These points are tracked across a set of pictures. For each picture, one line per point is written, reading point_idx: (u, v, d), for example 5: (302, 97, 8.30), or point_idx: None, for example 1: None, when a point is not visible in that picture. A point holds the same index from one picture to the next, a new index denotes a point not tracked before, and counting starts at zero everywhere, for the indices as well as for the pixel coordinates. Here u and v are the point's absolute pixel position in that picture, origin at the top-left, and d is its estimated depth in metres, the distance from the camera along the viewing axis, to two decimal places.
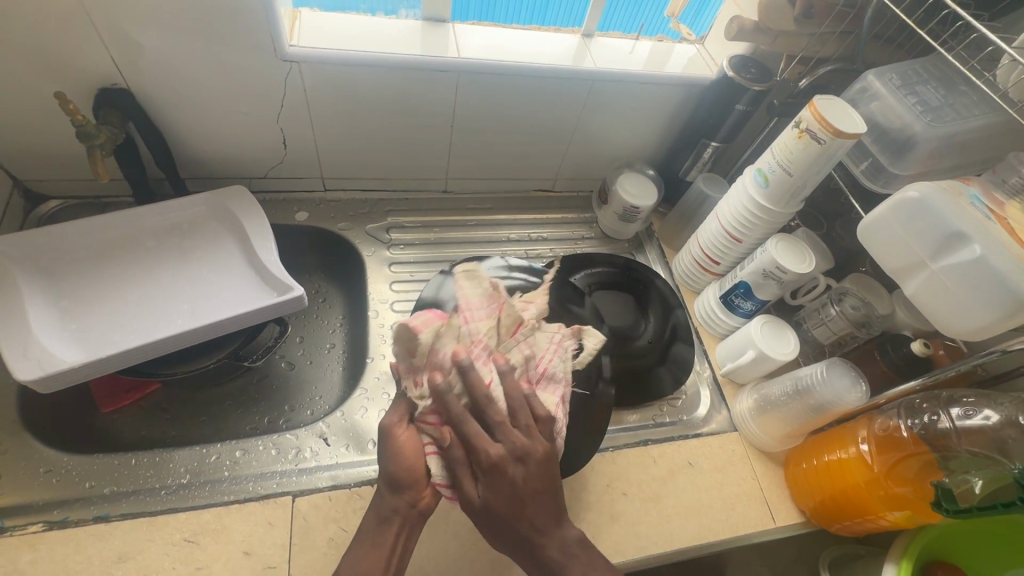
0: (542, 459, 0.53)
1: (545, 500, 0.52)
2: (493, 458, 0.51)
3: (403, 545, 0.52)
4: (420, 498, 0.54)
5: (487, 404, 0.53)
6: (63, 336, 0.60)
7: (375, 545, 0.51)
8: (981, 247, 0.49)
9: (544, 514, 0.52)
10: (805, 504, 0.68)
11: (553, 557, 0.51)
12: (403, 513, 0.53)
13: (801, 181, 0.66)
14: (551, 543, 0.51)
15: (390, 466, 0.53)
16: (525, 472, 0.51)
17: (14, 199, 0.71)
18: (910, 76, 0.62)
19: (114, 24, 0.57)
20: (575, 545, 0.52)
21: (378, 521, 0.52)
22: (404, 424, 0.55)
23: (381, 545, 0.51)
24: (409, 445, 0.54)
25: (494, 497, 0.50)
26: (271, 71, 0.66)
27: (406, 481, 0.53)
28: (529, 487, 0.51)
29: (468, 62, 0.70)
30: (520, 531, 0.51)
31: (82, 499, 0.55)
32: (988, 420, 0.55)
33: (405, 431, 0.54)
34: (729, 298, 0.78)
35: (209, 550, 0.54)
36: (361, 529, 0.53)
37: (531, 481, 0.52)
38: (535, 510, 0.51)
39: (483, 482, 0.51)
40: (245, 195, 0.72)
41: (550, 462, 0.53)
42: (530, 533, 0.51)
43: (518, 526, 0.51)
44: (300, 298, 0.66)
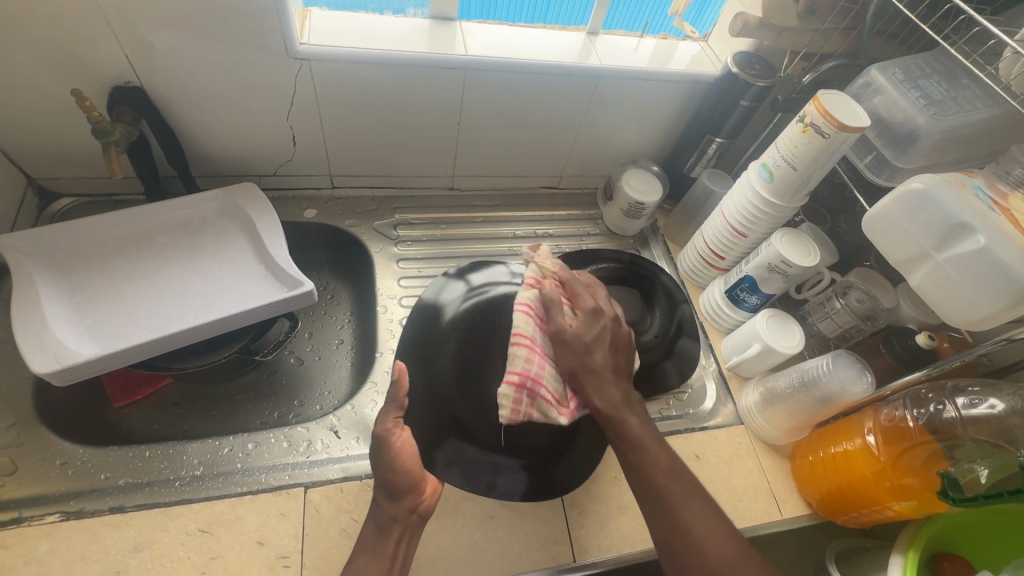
0: (619, 335, 0.62)
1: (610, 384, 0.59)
2: (569, 328, 0.60)
3: (404, 547, 0.54)
4: (419, 503, 0.57)
5: (581, 301, 0.62)
6: (78, 331, 0.61)
7: (376, 549, 0.53)
8: (986, 238, 0.50)
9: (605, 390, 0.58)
10: (811, 496, 0.68)
11: (631, 440, 0.56)
12: (403, 520, 0.55)
13: (806, 174, 0.66)
14: (627, 416, 0.57)
15: (385, 474, 0.55)
16: (609, 353, 0.60)
17: (28, 197, 0.72)
18: (914, 70, 0.62)
19: (128, 22, 0.58)
20: (640, 435, 0.56)
21: (377, 530, 0.54)
22: (398, 428, 0.56)
23: (383, 548, 0.53)
24: (404, 448, 0.57)
25: (575, 337, 0.59)
26: (282, 69, 0.67)
27: (404, 489, 0.55)
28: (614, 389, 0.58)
29: (474, 59, 0.71)
30: (589, 386, 0.58)
31: (97, 490, 0.56)
32: (993, 409, 0.55)
33: (398, 436, 0.56)
34: (734, 292, 0.79)
35: (223, 540, 0.54)
36: (368, 531, 0.54)
37: (608, 360, 0.60)
38: (602, 379, 0.59)
39: (582, 319, 0.61)
40: (255, 192, 0.73)
41: (619, 342, 0.62)
42: (596, 379, 0.58)
43: (595, 376, 0.58)
44: (310, 292, 0.67)
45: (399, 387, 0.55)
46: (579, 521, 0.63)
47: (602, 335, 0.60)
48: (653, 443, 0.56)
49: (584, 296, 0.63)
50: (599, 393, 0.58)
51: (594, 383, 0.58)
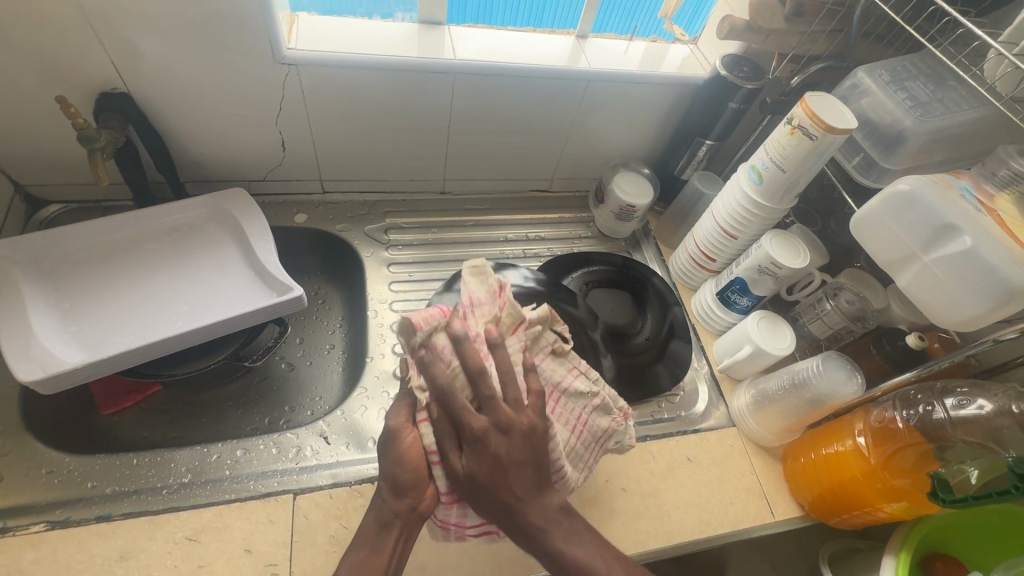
0: (528, 439, 0.49)
1: (526, 473, 0.48)
2: (463, 471, 0.48)
3: (402, 546, 0.50)
4: (421, 501, 0.51)
5: (480, 377, 0.49)
6: (65, 338, 0.61)
7: (373, 550, 0.48)
8: (972, 240, 0.50)
9: (524, 484, 0.48)
10: (803, 498, 0.68)
11: (540, 526, 0.48)
12: (404, 518, 0.50)
13: (794, 176, 0.67)
14: (530, 510, 0.48)
15: (389, 469, 0.50)
16: (512, 447, 0.48)
17: (16, 204, 0.72)
18: (900, 72, 0.63)
19: (114, 28, 0.58)
20: (557, 512, 0.49)
21: (377, 525, 0.50)
22: (409, 426, 0.51)
23: (381, 549, 0.48)
24: (416, 443, 0.50)
25: (472, 481, 0.48)
26: (270, 74, 0.67)
27: (407, 485, 0.50)
28: (516, 459, 0.48)
29: (463, 63, 0.71)
30: (507, 517, 0.48)
31: (84, 499, 0.56)
32: (982, 409, 0.55)
33: (410, 433, 0.50)
34: (726, 294, 0.79)
35: (210, 549, 0.54)
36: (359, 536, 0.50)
37: (516, 459, 0.48)
38: (512, 475, 0.48)
39: (467, 455, 0.48)
40: (244, 197, 0.73)
41: (536, 438, 0.49)
42: (516, 503, 0.48)
43: (503, 501, 0.48)
44: (299, 298, 0.66)
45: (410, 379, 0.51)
46: None
47: (497, 440, 0.48)
48: (560, 533, 0.49)
49: (489, 400, 0.48)
50: (519, 525, 0.48)
51: (518, 508, 0.48)
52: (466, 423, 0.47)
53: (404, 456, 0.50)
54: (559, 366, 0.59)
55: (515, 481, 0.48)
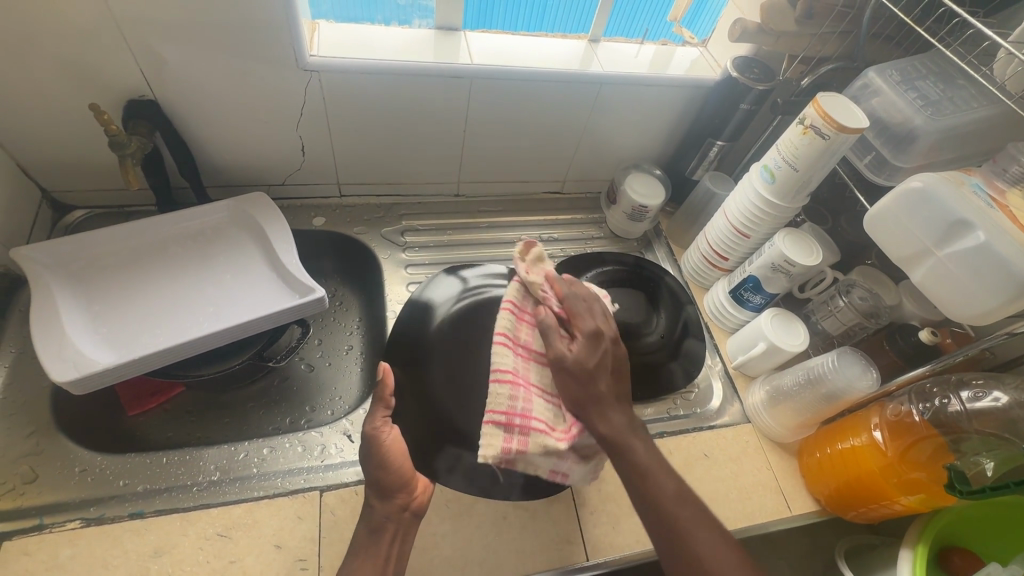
0: (620, 357, 0.59)
1: (603, 383, 0.56)
2: (570, 363, 0.56)
3: (398, 545, 0.55)
4: (411, 500, 0.58)
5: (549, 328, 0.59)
6: (95, 340, 0.62)
7: (369, 548, 0.53)
8: (986, 234, 0.51)
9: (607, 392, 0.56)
10: (819, 492, 0.69)
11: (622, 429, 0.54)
12: (396, 519, 0.56)
13: (806, 175, 0.68)
14: (615, 412, 0.55)
15: (375, 473, 0.56)
16: (616, 380, 0.57)
17: (43, 210, 0.73)
18: (910, 72, 0.64)
19: (144, 37, 0.60)
20: (626, 427, 0.55)
21: (369, 529, 0.54)
22: (386, 426, 0.58)
23: (375, 548, 0.53)
24: (394, 444, 0.58)
25: (579, 368, 0.56)
26: (292, 80, 0.68)
27: (394, 486, 0.56)
28: (617, 389, 0.57)
29: (479, 68, 0.73)
30: (590, 403, 0.55)
31: (117, 496, 0.57)
32: (997, 401, 0.57)
33: (388, 434, 0.58)
34: (739, 292, 0.80)
35: (241, 544, 0.55)
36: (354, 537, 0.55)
37: (609, 378, 0.57)
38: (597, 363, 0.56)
39: (580, 344, 0.57)
40: (266, 201, 0.74)
41: (603, 342, 0.58)
42: (603, 396, 0.55)
43: (599, 392, 0.55)
44: (321, 299, 0.68)
45: (384, 388, 0.57)
46: (592, 520, 0.63)
47: (586, 358, 0.57)
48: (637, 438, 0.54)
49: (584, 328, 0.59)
50: (606, 420, 0.55)
51: (608, 405, 0.55)
52: (557, 350, 0.57)
53: (387, 461, 0.56)
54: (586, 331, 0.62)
55: (615, 420, 0.55)
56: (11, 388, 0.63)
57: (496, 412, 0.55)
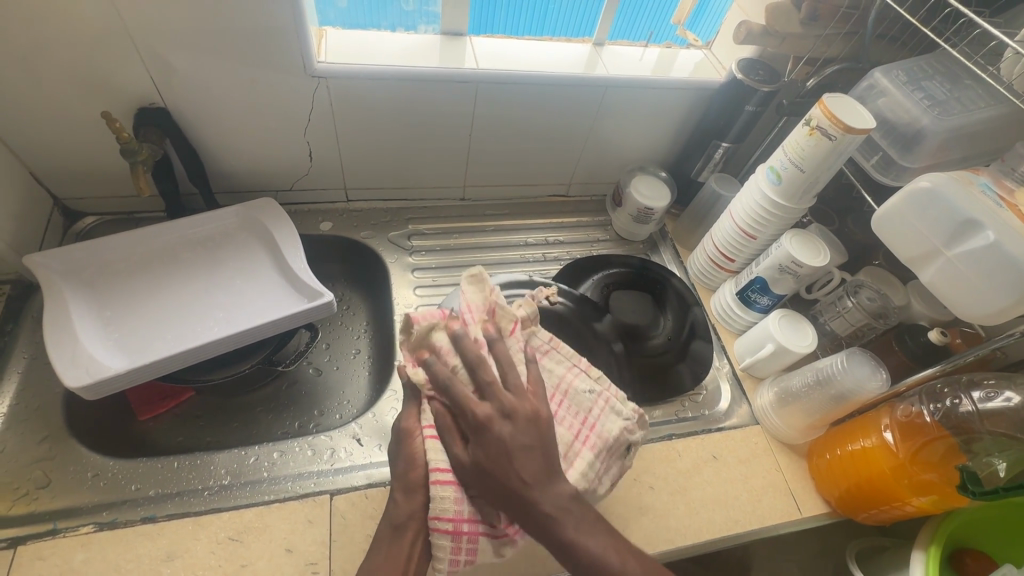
0: (531, 429, 0.49)
1: (533, 458, 0.48)
2: (467, 461, 0.48)
3: (420, 549, 0.50)
4: (438, 499, 0.51)
5: (465, 405, 0.49)
6: (107, 345, 0.63)
7: (393, 552, 0.49)
8: (996, 234, 0.51)
9: (532, 468, 0.47)
10: (830, 494, 0.69)
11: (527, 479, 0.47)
12: (419, 518, 0.50)
13: (813, 177, 0.68)
14: (540, 496, 0.47)
15: (403, 468, 0.51)
16: (512, 430, 0.48)
17: (55, 217, 0.74)
18: (916, 72, 0.64)
19: (156, 46, 0.61)
20: (568, 501, 0.48)
21: (393, 526, 0.50)
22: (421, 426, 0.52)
23: (398, 553, 0.49)
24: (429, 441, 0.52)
25: (488, 452, 0.47)
26: (300, 86, 0.69)
27: (422, 484, 0.51)
28: (517, 440, 0.48)
29: (485, 72, 0.73)
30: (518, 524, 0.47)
31: (128, 501, 0.57)
32: (1009, 401, 0.56)
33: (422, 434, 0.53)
34: (746, 294, 0.80)
35: (252, 548, 0.55)
36: (377, 536, 0.51)
37: (518, 442, 0.48)
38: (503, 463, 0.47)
39: (472, 445, 0.48)
40: (275, 207, 0.75)
41: (541, 425, 0.50)
42: (519, 489, 0.47)
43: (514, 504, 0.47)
44: (330, 303, 0.68)
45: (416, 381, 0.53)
46: None
47: (512, 459, 0.47)
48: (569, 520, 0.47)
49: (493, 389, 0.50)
50: (529, 517, 0.47)
51: (512, 488, 0.47)
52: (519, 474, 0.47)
53: (416, 456, 0.51)
54: (554, 366, 0.59)
55: (523, 497, 0.47)
56: (24, 394, 0.63)
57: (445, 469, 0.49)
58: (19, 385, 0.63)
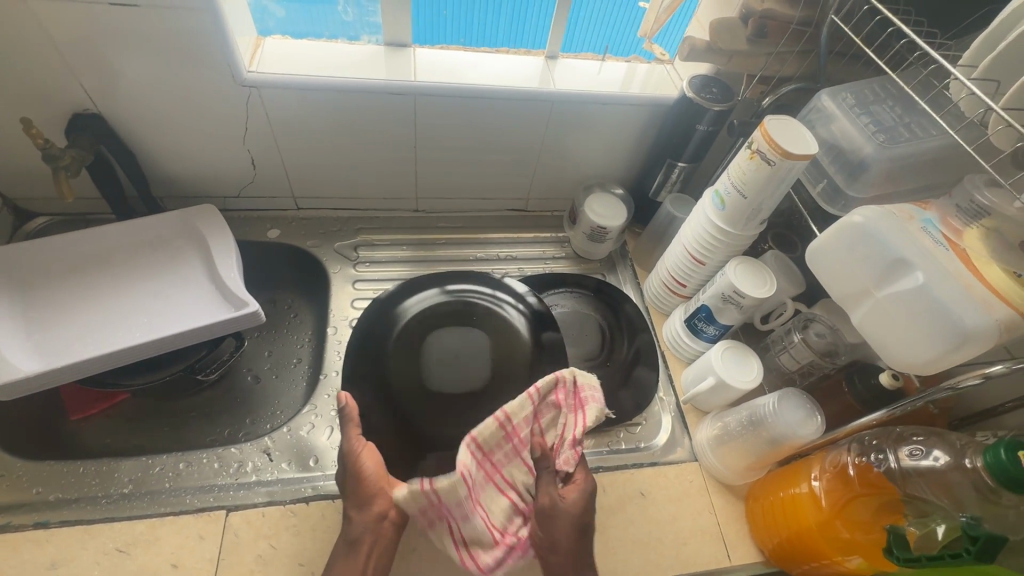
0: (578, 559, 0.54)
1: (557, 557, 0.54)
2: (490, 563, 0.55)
3: (374, 561, 0.55)
4: (390, 510, 0.57)
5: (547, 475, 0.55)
6: (26, 347, 0.64)
7: (345, 566, 0.53)
8: (924, 276, 0.47)
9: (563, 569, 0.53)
10: (764, 544, 0.65)
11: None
12: (373, 530, 0.56)
13: (756, 203, 0.64)
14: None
15: (350, 484, 0.56)
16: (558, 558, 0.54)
17: (3, 216, 0.76)
18: (866, 95, 0.59)
19: (84, 53, 0.61)
20: None
21: (346, 541, 0.55)
22: (360, 441, 0.57)
23: (351, 566, 0.54)
24: (371, 456, 0.57)
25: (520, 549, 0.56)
26: (232, 94, 0.68)
27: (367, 497, 0.56)
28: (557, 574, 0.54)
29: (423, 84, 0.72)
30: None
31: (27, 504, 0.58)
32: (937, 461, 0.50)
33: (364, 449, 0.57)
34: (693, 322, 0.76)
35: (138, 561, 0.55)
36: (333, 552, 0.55)
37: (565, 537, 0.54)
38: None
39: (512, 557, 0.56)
40: (212, 214, 0.75)
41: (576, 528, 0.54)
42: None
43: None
44: (255, 314, 0.68)
45: (348, 409, 0.56)
46: None
47: (544, 559, 0.54)
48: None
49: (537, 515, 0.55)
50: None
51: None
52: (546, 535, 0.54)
53: (363, 474, 0.56)
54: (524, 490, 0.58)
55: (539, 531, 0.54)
56: None
57: (431, 492, 0.54)
58: None
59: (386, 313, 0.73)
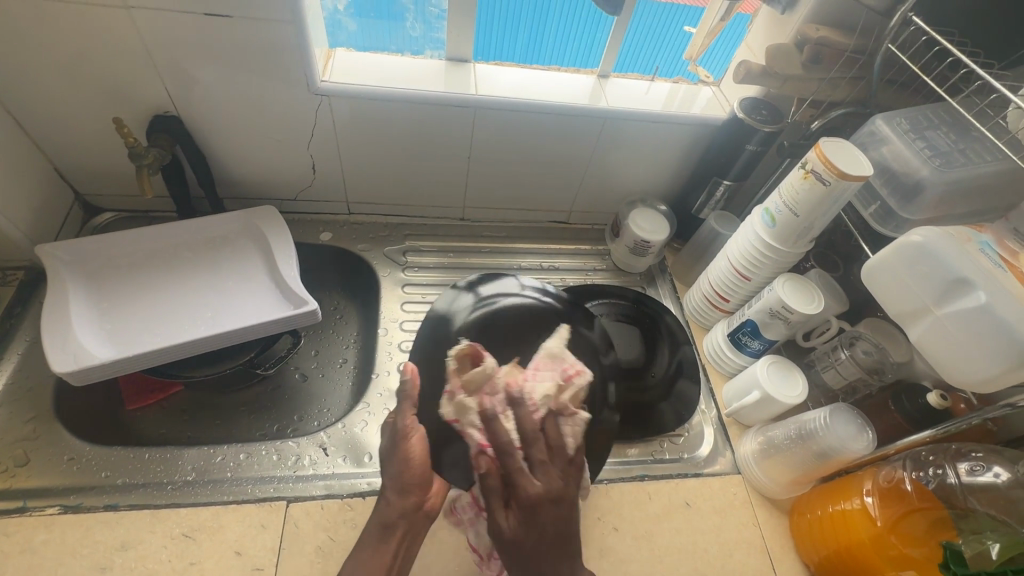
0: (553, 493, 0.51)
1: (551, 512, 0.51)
2: (527, 496, 0.51)
3: (405, 552, 0.55)
4: (426, 501, 0.58)
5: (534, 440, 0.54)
6: (97, 335, 0.66)
7: (376, 553, 0.53)
8: (987, 296, 0.48)
9: (539, 535, 0.51)
10: (810, 558, 0.65)
11: (569, 528, 0.52)
12: (409, 517, 0.56)
13: (808, 221, 0.65)
14: (550, 511, 0.51)
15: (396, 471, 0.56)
16: (547, 481, 0.52)
17: (74, 210, 0.80)
18: (920, 121, 0.62)
19: (172, 59, 0.65)
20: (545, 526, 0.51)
21: (381, 526, 0.55)
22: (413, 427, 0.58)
23: (383, 553, 0.53)
24: (420, 442, 0.58)
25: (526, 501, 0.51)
26: (304, 101, 0.72)
27: (414, 484, 0.57)
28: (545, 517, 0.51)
29: (485, 98, 0.75)
30: (530, 557, 0.50)
31: (96, 487, 0.59)
32: (997, 477, 0.52)
33: (416, 434, 0.58)
34: (737, 336, 0.77)
35: (203, 547, 0.56)
36: (364, 538, 0.54)
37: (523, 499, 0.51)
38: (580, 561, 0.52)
39: (515, 516, 0.51)
40: (273, 215, 0.78)
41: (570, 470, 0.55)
42: (572, 538, 0.52)
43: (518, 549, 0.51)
44: (313, 312, 0.70)
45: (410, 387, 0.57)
46: None
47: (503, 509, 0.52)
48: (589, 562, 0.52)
49: (541, 467, 0.53)
50: (534, 524, 0.51)
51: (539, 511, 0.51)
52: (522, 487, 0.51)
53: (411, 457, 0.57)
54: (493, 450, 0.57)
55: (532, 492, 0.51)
56: (19, 375, 0.67)
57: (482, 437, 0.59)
58: (16, 366, 0.67)
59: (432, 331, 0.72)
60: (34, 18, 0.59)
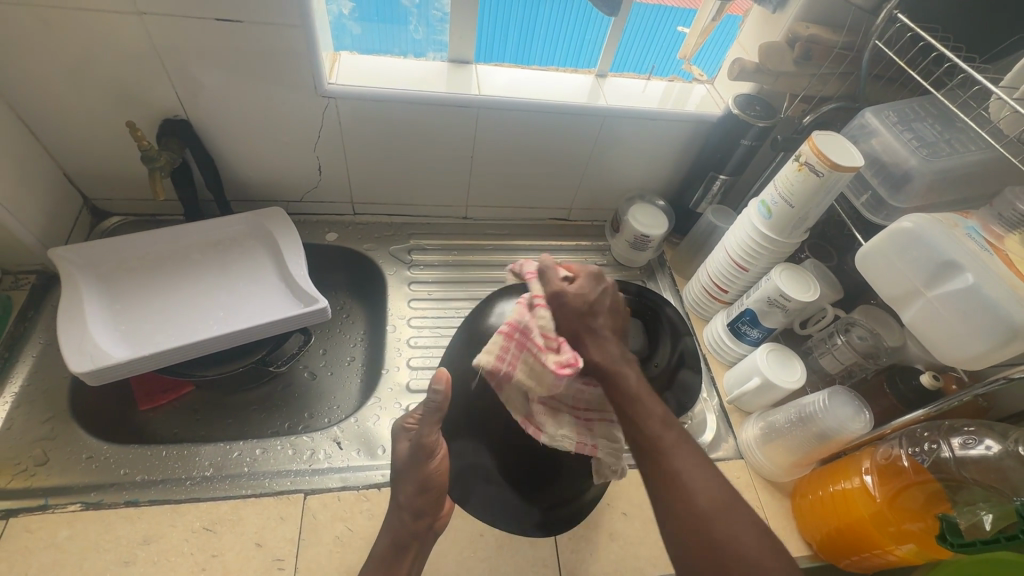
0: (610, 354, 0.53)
1: (610, 346, 0.54)
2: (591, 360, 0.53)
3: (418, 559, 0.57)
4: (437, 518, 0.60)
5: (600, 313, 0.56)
6: (112, 336, 0.67)
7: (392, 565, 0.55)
8: (974, 277, 0.51)
9: (612, 349, 0.54)
10: (813, 537, 0.67)
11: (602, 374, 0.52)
12: (421, 535, 0.57)
13: (803, 212, 0.68)
14: (597, 339, 0.54)
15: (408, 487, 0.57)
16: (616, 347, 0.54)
17: (83, 215, 0.81)
18: (907, 114, 0.65)
19: (182, 64, 0.66)
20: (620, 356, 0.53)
21: (393, 544, 0.56)
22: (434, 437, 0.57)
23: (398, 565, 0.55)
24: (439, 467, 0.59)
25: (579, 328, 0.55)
26: (311, 104, 0.73)
27: (427, 507, 0.58)
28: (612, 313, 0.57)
29: (487, 98, 0.77)
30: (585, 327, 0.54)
31: (115, 484, 0.61)
32: (989, 450, 0.54)
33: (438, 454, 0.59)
34: (736, 325, 0.80)
35: (224, 539, 0.58)
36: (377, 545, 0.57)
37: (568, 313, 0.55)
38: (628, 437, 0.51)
39: (581, 279, 0.57)
40: (281, 216, 0.79)
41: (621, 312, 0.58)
42: (598, 329, 0.54)
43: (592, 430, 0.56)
44: (324, 309, 0.71)
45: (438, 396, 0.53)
46: (570, 545, 0.63)
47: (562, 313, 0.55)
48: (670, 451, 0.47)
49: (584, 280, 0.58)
50: (598, 346, 0.53)
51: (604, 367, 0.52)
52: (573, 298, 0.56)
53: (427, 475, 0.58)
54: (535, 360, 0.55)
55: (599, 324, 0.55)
56: (35, 376, 0.67)
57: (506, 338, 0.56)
58: (32, 367, 0.68)
59: (466, 336, 0.70)
60: (48, 25, 0.60)
